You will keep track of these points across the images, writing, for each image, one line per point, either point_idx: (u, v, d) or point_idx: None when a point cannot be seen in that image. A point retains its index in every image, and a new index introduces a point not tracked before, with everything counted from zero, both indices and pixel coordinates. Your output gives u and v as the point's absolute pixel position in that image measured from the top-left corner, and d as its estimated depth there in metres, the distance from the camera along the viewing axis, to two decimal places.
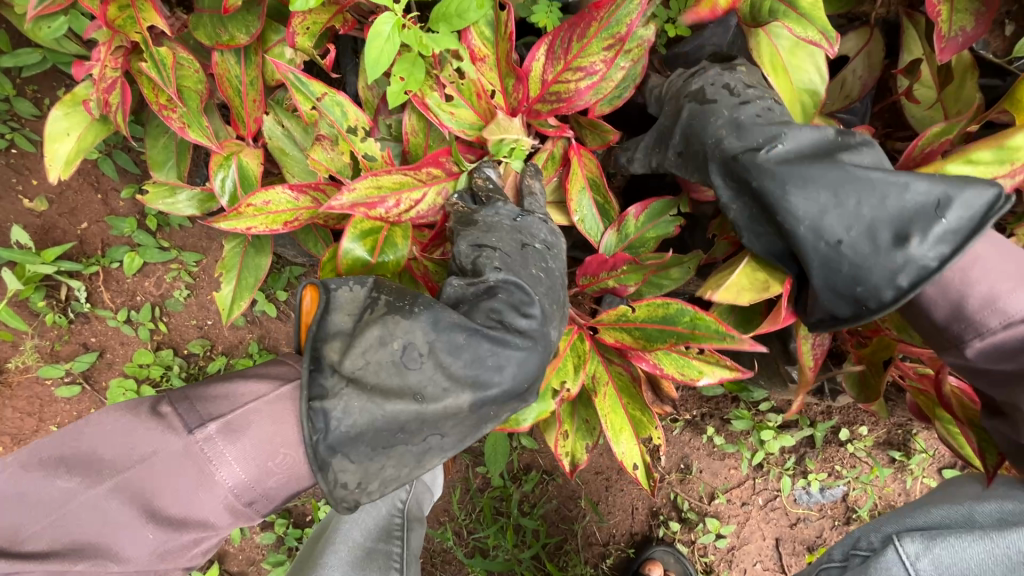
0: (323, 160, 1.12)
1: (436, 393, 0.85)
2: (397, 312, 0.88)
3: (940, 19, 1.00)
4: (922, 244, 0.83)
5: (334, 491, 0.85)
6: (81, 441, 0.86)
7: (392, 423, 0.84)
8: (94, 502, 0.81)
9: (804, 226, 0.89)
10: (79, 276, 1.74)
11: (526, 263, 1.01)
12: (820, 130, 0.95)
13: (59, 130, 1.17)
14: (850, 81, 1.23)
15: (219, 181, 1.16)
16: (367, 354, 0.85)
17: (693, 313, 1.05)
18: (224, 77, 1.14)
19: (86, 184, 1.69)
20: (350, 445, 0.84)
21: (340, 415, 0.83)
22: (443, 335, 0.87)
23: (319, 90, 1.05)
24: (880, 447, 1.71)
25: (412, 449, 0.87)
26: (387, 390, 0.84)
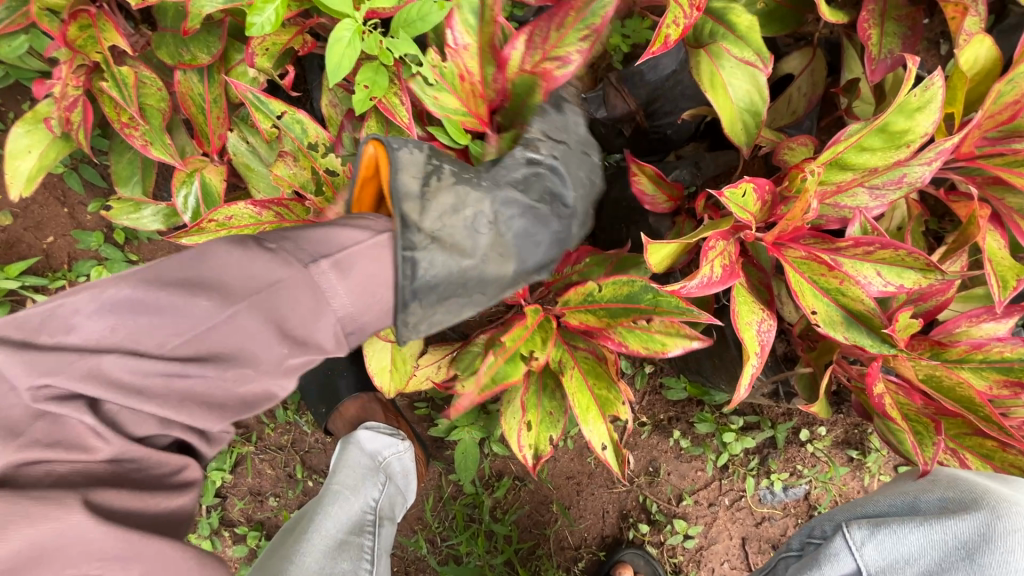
0: (285, 175, 1.14)
1: (500, 256, 0.93)
2: (465, 186, 0.94)
3: (870, 43, 1.07)
4: None
5: (400, 331, 0.88)
6: (205, 268, 0.76)
7: (465, 278, 0.89)
8: (234, 320, 0.74)
9: None
10: (45, 291, 1.74)
11: (580, 166, 1.09)
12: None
13: (21, 147, 1.18)
14: (796, 98, 1.30)
15: (182, 198, 1.19)
16: (444, 217, 0.89)
17: (654, 291, 1.08)
18: (187, 95, 1.16)
19: (51, 198, 1.70)
20: (426, 296, 0.87)
21: (427, 266, 0.85)
22: (507, 207, 0.96)
23: (279, 109, 1.09)
24: (838, 447, 1.77)
25: (467, 303, 0.93)
26: (464, 250, 0.89)
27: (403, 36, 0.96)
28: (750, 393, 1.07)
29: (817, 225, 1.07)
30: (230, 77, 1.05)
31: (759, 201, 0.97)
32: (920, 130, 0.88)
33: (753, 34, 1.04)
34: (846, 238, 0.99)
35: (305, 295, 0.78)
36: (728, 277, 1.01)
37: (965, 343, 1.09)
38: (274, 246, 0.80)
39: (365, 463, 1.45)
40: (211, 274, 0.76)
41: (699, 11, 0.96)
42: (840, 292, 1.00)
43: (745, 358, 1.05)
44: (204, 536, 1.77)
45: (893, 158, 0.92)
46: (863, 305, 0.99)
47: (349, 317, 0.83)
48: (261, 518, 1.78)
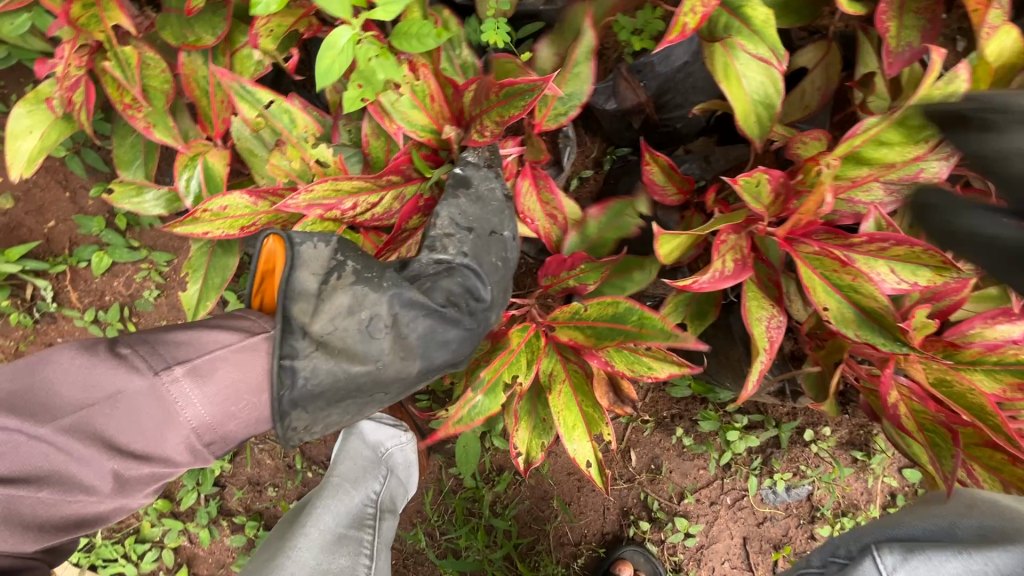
0: (281, 166, 1.11)
1: (393, 361, 0.96)
2: (362, 287, 0.96)
3: (888, 35, 1.05)
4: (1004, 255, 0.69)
5: (285, 433, 0.93)
6: (41, 380, 0.89)
7: (351, 384, 0.94)
8: (40, 438, 0.84)
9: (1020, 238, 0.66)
10: (46, 276, 1.72)
11: (490, 251, 1.11)
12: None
13: (22, 127, 1.16)
14: (810, 92, 1.27)
15: (184, 181, 1.17)
16: (335, 320, 0.93)
17: (640, 312, 1.03)
18: (190, 77, 1.15)
19: (53, 181, 1.69)
20: (310, 400, 0.92)
21: (304, 374, 0.91)
22: (406, 309, 0.97)
23: (266, 97, 1.09)
24: (843, 447, 1.76)
25: (364, 399, 0.97)
26: (351, 354, 0.93)
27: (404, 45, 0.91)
28: (759, 391, 1.05)
29: (830, 221, 1.05)
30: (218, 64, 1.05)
31: (772, 196, 0.96)
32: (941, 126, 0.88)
33: (769, 28, 1.03)
34: (860, 234, 0.96)
35: (150, 405, 0.88)
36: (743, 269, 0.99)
37: (979, 346, 1.07)
38: (125, 353, 0.91)
39: (366, 455, 1.47)
40: (41, 388, 0.88)
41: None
42: (854, 289, 0.98)
43: (755, 355, 1.03)
44: (202, 525, 1.76)
45: (911, 153, 0.92)
46: (876, 303, 0.97)
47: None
48: (259, 508, 1.77)
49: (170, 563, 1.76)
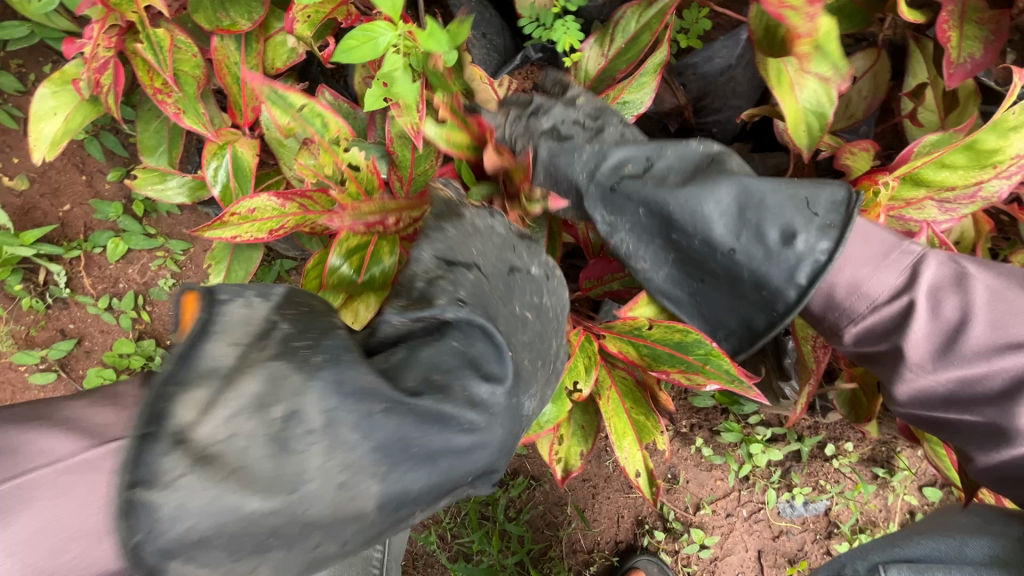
0: (309, 165, 1.03)
1: (332, 495, 0.52)
2: (277, 369, 0.52)
3: (949, 45, 1.01)
4: (805, 243, 0.79)
5: None
6: None
7: (250, 536, 0.49)
8: None
9: (699, 240, 0.86)
10: (59, 260, 1.68)
11: (511, 297, 0.80)
12: (679, 146, 0.91)
13: (46, 108, 1.12)
14: (856, 101, 1.24)
15: (212, 171, 1.13)
16: (237, 423, 0.49)
17: (709, 348, 0.97)
18: (222, 63, 1.11)
19: (70, 164, 1.65)
20: (185, 557, 0.48)
21: (175, 515, 0.46)
22: (356, 404, 0.54)
23: (299, 103, 1.03)
24: (864, 463, 1.73)
25: (289, 558, 0.52)
26: (240, 482, 0.48)
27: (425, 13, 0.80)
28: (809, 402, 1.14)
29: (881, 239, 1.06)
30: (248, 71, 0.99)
31: None
32: (1011, 150, 0.92)
33: (832, 42, 0.99)
34: None
35: None
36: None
37: None
38: None
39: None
40: None
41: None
42: None
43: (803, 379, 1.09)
44: None
45: (975, 176, 0.97)
46: None
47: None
48: None
49: None
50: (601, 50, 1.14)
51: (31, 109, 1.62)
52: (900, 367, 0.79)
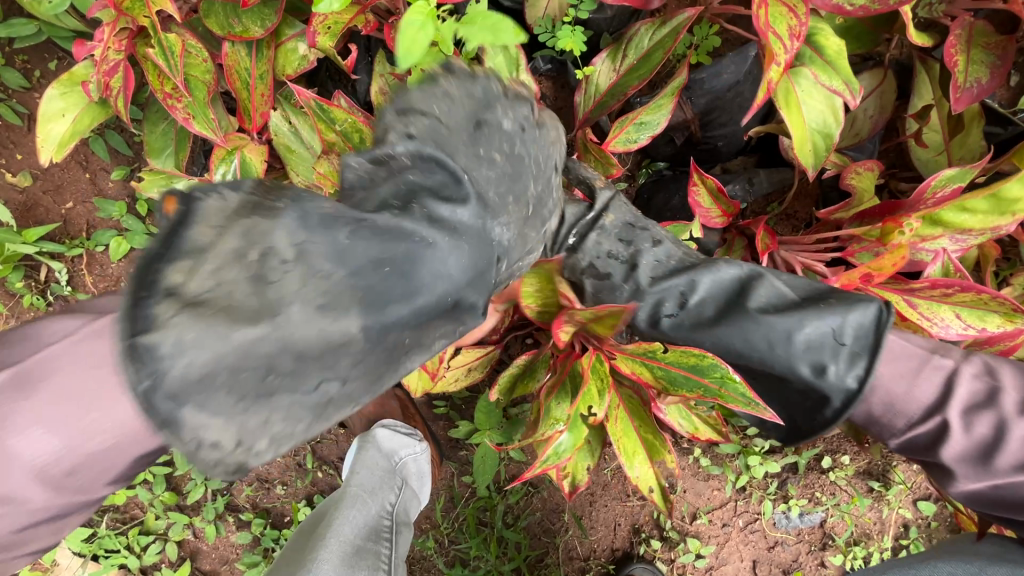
0: (329, 173, 1.10)
1: (314, 323, 0.61)
2: (250, 224, 0.61)
3: (957, 69, 1.02)
4: (838, 372, 0.90)
5: (197, 453, 0.60)
6: None
7: (249, 360, 0.59)
8: None
9: (758, 358, 0.94)
10: (61, 258, 1.68)
11: (477, 143, 0.74)
12: (713, 273, 1.01)
13: (54, 110, 1.12)
14: (861, 120, 1.24)
15: (221, 176, 1.15)
16: (219, 273, 0.58)
17: (724, 371, 0.89)
18: (233, 68, 1.11)
19: (73, 162, 1.64)
20: (203, 394, 0.59)
21: (179, 360, 0.57)
22: (321, 233, 0.64)
23: (337, 117, 1.07)
24: (860, 476, 1.74)
25: (303, 402, 0.63)
26: (231, 322, 0.58)
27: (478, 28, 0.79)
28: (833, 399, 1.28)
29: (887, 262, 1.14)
30: (295, 85, 1.04)
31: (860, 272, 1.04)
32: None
33: (842, 62, 1.01)
34: (924, 280, 1.05)
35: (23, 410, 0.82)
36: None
37: None
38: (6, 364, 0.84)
39: (383, 465, 1.41)
40: None
41: (798, 40, 0.90)
42: None
43: None
44: (208, 521, 1.72)
45: (993, 221, 1.02)
46: None
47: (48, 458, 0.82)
48: (267, 506, 1.74)
49: (173, 557, 1.73)
50: (614, 65, 1.15)
51: (35, 106, 1.61)
52: (951, 478, 0.93)
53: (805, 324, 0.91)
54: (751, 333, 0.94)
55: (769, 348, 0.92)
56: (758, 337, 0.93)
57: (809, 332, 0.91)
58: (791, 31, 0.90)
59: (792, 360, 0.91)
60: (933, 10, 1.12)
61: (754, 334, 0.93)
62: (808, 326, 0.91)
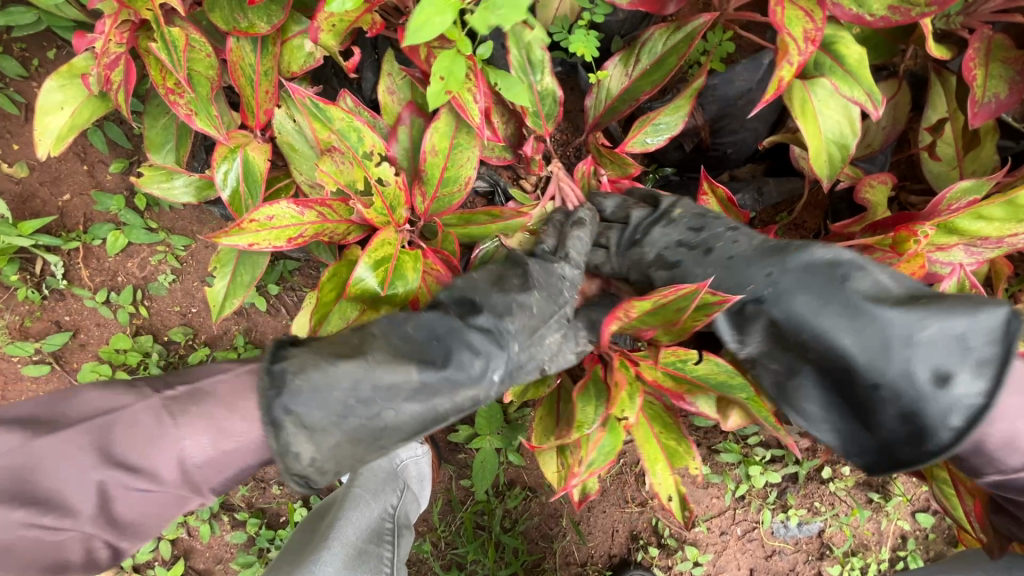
0: (331, 171, 1.03)
1: (399, 360, 0.79)
2: (355, 324, 0.85)
3: (975, 84, 1.00)
4: (962, 387, 0.68)
5: (286, 461, 0.74)
6: (59, 408, 0.78)
7: (341, 386, 0.75)
8: (44, 457, 0.73)
9: (850, 356, 0.73)
10: (57, 251, 1.65)
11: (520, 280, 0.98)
12: (802, 255, 0.83)
13: (53, 102, 1.09)
14: (873, 132, 1.23)
15: (222, 173, 1.11)
16: (337, 337, 0.83)
17: (754, 378, 0.96)
18: (237, 64, 1.08)
19: (70, 153, 1.61)
20: (305, 405, 0.73)
21: (292, 378, 0.74)
22: (403, 318, 0.85)
23: (337, 116, 1.04)
24: (860, 487, 1.74)
25: (364, 433, 0.77)
26: (346, 356, 0.77)
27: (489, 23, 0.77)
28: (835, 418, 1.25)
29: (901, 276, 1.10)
30: (288, 83, 1.00)
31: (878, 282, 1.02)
32: None
33: (864, 69, 0.97)
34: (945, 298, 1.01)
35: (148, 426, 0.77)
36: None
37: None
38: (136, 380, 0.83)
39: (384, 466, 1.38)
40: (56, 415, 0.77)
41: (813, 45, 0.88)
42: None
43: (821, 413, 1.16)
44: (203, 520, 1.71)
45: (1009, 230, 1.00)
46: None
47: (200, 451, 0.76)
48: (262, 506, 1.72)
49: (166, 555, 1.71)
50: (626, 70, 1.14)
51: (33, 95, 1.58)
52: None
53: (923, 320, 0.70)
54: (847, 326, 0.74)
55: (868, 342, 0.72)
56: (860, 329, 0.73)
57: (927, 329, 0.69)
58: (806, 35, 0.89)
59: (900, 362, 0.70)
60: (949, 22, 1.11)
61: (844, 326, 0.74)
62: (930, 323, 0.69)
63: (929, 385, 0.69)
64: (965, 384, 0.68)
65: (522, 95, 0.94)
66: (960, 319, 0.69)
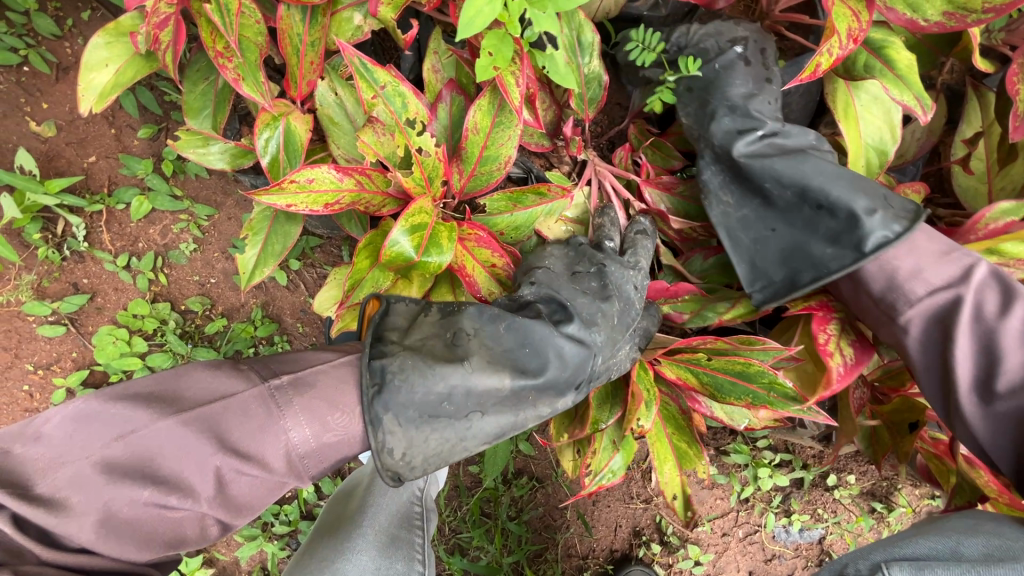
0: (371, 143, 1.05)
1: (484, 369, 0.91)
2: (449, 317, 0.96)
3: (1018, 98, 1.02)
4: (873, 231, 0.98)
5: (380, 456, 0.88)
6: (174, 386, 0.84)
7: (442, 393, 0.88)
8: (158, 434, 0.79)
9: (802, 198, 1.06)
10: (80, 213, 1.64)
11: (600, 280, 1.10)
12: (803, 131, 1.12)
13: (98, 59, 1.09)
14: (908, 143, 1.25)
15: (263, 141, 1.12)
16: (425, 337, 0.93)
17: (773, 377, 1.05)
18: (285, 32, 1.07)
19: (99, 115, 1.61)
20: (400, 406, 0.87)
21: (393, 372, 0.88)
22: (488, 324, 0.95)
23: (384, 80, 1.02)
24: (863, 497, 1.75)
25: (451, 429, 0.90)
26: (442, 358, 0.90)
27: (549, 11, 0.80)
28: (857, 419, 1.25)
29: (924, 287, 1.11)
30: (338, 41, 0.98)
31: None
32: None
33: (915, 74, 0.98)
34: None
35: (257, 411, 0.85)
36: (866, 353, 1.05)
37: None
38: (244, 365, 0.89)
39: None
40: (172, 395, 0.83)
41: (854, 44, 0.89)
42: None
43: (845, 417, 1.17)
44: None
45: None
46: None
47: (304, 439, 0.86)
48: None
49: None
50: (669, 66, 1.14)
51: (65, 56, 1.58)
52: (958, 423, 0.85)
53: (868, 188, 1.03)
54: (806, 175, 1.06)
55: (810, 188, 1.05)
56: (809, 179, 1.06)
57: (862, 188, 1.03)
58: (849, 31, 0.89)
59: (831, 206, 1.03)
60: (992, 38, 1.12)
61: (803, 175, 1.06)
62: (865, 189, 1.03)
63: (844, 225, 1.02)
64: (885, 230, 0.98)
65: (569, 77, 0.94)
66: (889, 194, 1.02)
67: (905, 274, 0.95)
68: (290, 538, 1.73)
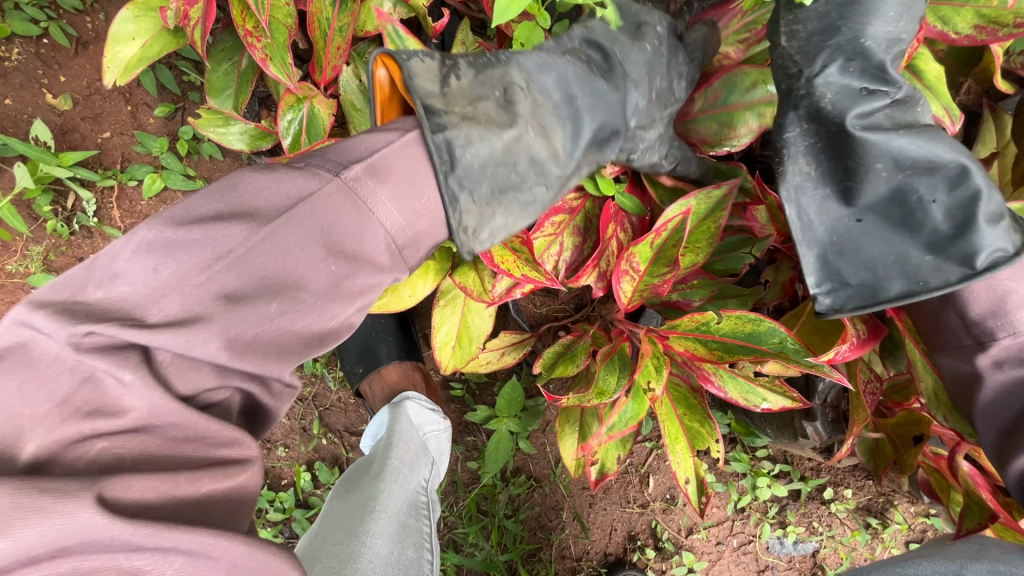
0: None
1: (544, 134, 0.89)
2: (485, 73, 0.87)
3: None
4: (986, 239, 0.87)
5: (455, 230, 0.84)
6: (236, 196, 0.70)
7: (508, 156, 0.85)
8: (271, 241, 0.69)
9: (909, 186, 0.91)
10: (91, 188, 1.64)
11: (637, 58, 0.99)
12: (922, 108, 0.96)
13: (125, 32, 1.09)
14: None
15: (286, 122, 1.13)
16: (476, 103, 0.85)
17: (782, 336, 1.04)
18: (314, 16, 1.08)
19: (116, 92, 1.61)
20: (476, 175, 0.83)
21: (463, 146, 0.82)
22: (540, 81, 0.90)
23: (412, 56, 1.03)
24: (859, 512, 1.76)
25: (517, 196, 0.89)
26: (500, 124, 0.85)
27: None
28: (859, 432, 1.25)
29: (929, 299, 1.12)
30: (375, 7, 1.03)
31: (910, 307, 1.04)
32: None
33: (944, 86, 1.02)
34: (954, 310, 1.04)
35: (348, 206, 0.75)
36: (875, 333, 1.09)
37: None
38: (303, 165, 0.76)
39: (416, 439, 1.36)
40: (242, 205, 0.70)
41: None
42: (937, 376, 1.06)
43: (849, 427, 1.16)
44: None
45: None
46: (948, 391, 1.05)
47: (401, 228, 0.79)
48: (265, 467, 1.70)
49: None
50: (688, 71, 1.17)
51: (85, 30, 1.58)
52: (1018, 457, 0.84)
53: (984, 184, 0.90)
54: (919, 158, 0.91)
55: (926, 178, 0.91)
56: (924, 166, 0.91)
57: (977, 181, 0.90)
58: None
59: (937, 204, 0.91)
60: (1010, 61, 1.15)
61: (918, 159, 0.91)
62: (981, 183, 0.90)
63: (952, 230, 0.89)
64: (995, 239, 0.87)
65: None
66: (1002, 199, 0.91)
67: (1005, 301, 0.89)
68: (284, 526, 1.72)
